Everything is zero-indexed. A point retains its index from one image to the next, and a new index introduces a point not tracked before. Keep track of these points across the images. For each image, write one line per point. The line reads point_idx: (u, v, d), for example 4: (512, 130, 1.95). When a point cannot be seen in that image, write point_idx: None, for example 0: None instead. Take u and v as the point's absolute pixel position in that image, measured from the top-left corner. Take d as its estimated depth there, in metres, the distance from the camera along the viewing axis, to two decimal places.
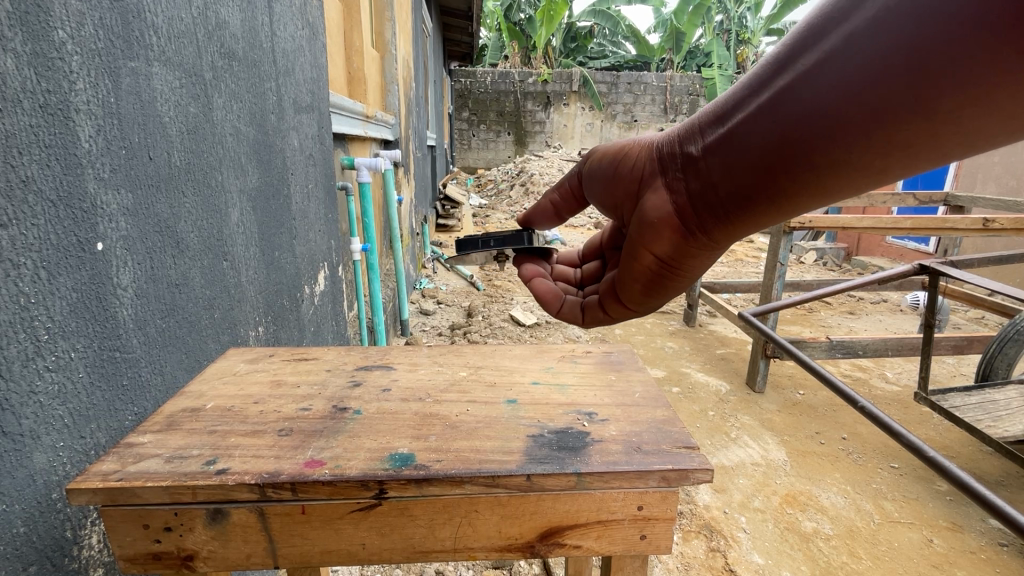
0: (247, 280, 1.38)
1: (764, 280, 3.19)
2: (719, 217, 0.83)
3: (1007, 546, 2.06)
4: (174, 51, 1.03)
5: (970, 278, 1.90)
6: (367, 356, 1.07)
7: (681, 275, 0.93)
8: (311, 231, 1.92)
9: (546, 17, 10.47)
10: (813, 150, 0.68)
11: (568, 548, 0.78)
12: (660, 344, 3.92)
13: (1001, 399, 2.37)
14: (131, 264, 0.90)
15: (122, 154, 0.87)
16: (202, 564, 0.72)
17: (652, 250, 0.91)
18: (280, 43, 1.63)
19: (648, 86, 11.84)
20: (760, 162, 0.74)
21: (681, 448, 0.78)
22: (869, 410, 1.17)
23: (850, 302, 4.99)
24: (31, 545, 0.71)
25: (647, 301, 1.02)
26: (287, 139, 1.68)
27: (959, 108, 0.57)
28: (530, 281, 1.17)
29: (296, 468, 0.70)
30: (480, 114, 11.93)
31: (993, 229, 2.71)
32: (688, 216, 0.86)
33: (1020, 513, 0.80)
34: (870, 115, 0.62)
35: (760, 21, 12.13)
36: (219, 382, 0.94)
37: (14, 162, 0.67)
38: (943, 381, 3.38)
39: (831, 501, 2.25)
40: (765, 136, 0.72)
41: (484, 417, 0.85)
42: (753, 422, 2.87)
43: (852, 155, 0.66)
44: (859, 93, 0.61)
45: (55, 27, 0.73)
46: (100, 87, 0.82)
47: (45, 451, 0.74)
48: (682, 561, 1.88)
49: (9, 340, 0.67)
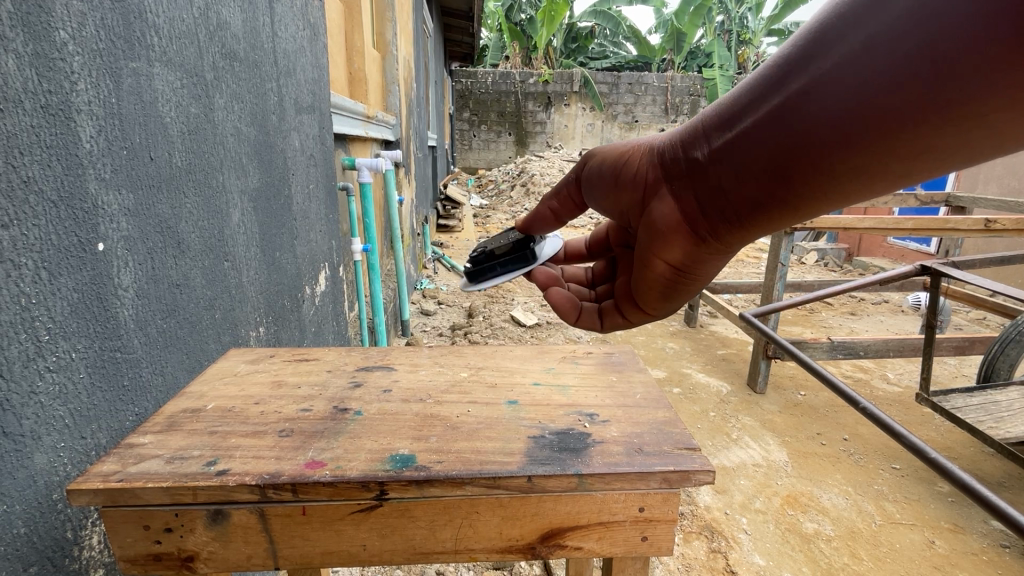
0: (248, 280, 1.37)
1: (765, 281, 3.19)
2: (731, 222, 0.83)
3: (1009, 547, 2.05)
4: (175, 51, 1.03)
5: (973, 278, 1.90)
6: (368, 357, 1.07)
7: (695, 278, 0.94)
8: (311, 231, 1.91)
9: (547, 18, 10.47)
10: (827, 156, 0.68)
11: (569, 550, 0.77)
12: (660, 345, 3.91)
13: (1003, 401, 2.37)
14: (132, 264, 0.90)
15: (122, 155, 0.87)
16: (202, 566, 0.72)
17: (665, 255, 0.92)
18: (281, 43, 1.63)
19: (648, 86, 11.84)
20: (773, 167, 0.74)
21: (682, 449, 0.78)
22: (870, 411, 1.16)
23: (852, 303, 4.99)
24: (31, 546, 0.71)
25: (663, 306, 1.03)
26: (287, 140, 1.68)
27: (977, 114, 0.56)
28: (547, 290, 1.16)
29: (296, 470, 0.70)
30: (481, 114, 11.93)
31: (994, 230, 2.70)
32: (700, 221, 0.86)
33: (1019, 513, 0.80)
34: (881, 122, 0.62)
35: (762, 22, 12.13)
36: (220, 383, 0.94)
37: (15, 163, 0.67)
38: (944, 382, 3.37)
39: (832, 502, 2.24)
40: (777, 142, 0.72)
41: (484, 419, 0.84)
42: (754, 423, 2.87)
43: (867, 160, 0.65)
44: (874, 100, 0.61)
45: (56, 28, 0.73)
46: (102, 87, 0.82)
47: (45, 452, 0.74)
48: (683, 563, 1.88)
49: (9, 340, 0.67)
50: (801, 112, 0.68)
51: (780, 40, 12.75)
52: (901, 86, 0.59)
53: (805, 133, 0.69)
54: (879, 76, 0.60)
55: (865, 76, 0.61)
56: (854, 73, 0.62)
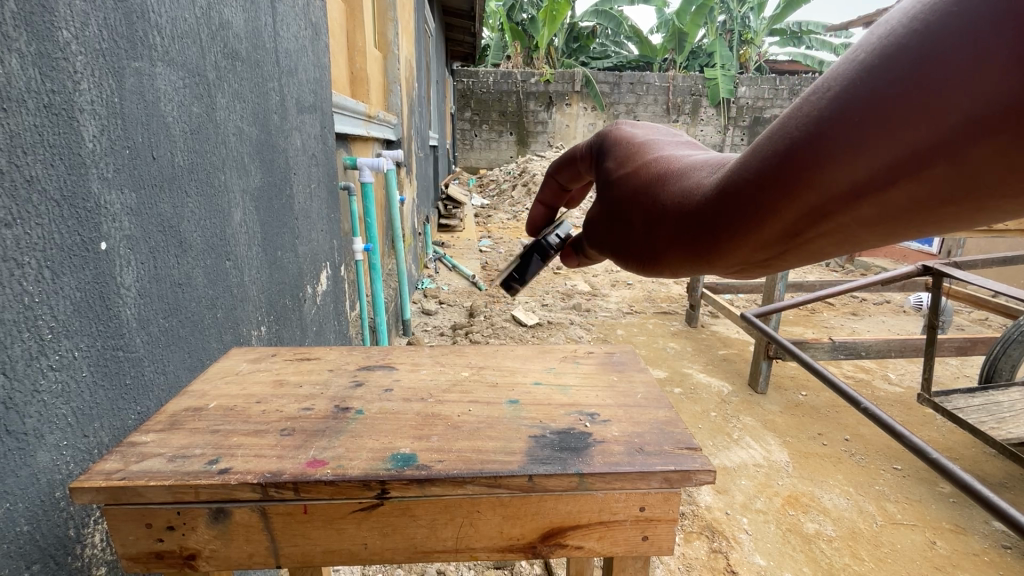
0: (250, 280, 1.38)
1: (767, 281, 3.18)
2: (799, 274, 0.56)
3: (1011, 548, 2.05)
4: (178, 52, 1.03)
5: (976, 279, 1.88)
6: (369, 356, 1.07)
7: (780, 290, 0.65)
8: (313, 231, 1.92)
9: (550, 17, 10.47)
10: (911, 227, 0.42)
11: (570, 549, 0.77)
12: (661, 345, 3.91)
13: (1005, 401, 2.36)
14: (134, 263, 0.90)
15: (126, 154, 0.88)
16: (203, 564, 0.72)
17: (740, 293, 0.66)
18: (284, 43, 1.63)
19: (650, 86, 11.83)
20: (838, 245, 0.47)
21: (684, 449, 0.78)
22: (871, 412, 1.16)
23: (853, 303, 4.98)
24: (34, 544, 0.71)
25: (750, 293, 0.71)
26: (290, 140, 1.69)
27: None
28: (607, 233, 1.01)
29: (297, 468, 0.70)
30: (482, 114, 11.93)
31: (997, 230, 2.70)
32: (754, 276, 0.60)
33: (1021, 514, 0.79)
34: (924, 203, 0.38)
35: (764, 22, 12.11)
36: (221, 382, 0.94)
37: (19, 162, 0.68)
38: (946, 383, 3.37)
39: (833, 503, 2.24)
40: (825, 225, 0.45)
41: (485, 418, 0.84)
42: (755, 423, 2.86)
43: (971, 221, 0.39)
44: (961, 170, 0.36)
45: (60, 27, 0.74)
46: (105, 87, 0.83)
47: (48, 450, 0.74)
48: (683, 563, 1.88)
49: (13, 340, 0.68)
50: (800, 201, 0.45)
51: (782, 40, 12.73)
52: (938, 153, 0.36)
53: (820, 228, 0.46)
54: (900, 142, 0.38)
55: (878, 146, 0.39)
56: (863, 145, 0.39)
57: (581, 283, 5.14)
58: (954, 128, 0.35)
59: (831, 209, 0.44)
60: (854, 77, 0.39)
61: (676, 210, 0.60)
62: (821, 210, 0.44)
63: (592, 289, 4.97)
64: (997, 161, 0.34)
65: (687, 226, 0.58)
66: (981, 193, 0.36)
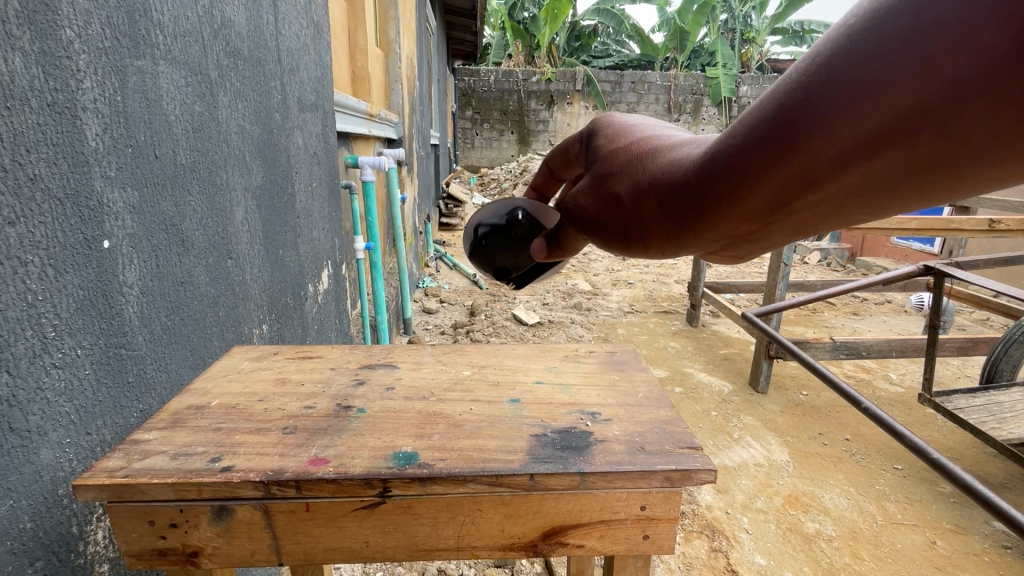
0: (252, 278, 1.38)
1: (768, 280, 3.17)
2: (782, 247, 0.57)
3: (1011, 549, 2.05)
4: (181, 49, 1.04)
5: (977, 278, 1.88)
6: (371, 355, 1.07)
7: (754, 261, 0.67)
8: (315, 229, 1.92)
9: (551, 16, 10.47)
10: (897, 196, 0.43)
11: (571, 547, 0.78)
12: (662, 345, 3.90)
13: (1006, 401, 2.35)
14: (137, 262, 0.91)
15: (128, 153, 0.88)
16: (206, 561, 0.72)
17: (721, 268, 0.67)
18: (286, 41, 1.63)
19: (652, 85, 11.81)
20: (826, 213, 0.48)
21: (685, 449, 0.78)
22: (873, 412, 1.16)
23: (855, 303, 4.97)
24: (37, 541, 0.71)
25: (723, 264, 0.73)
26: (292, 139, 1.69)
27: None
28: None
29: (300, 466, 0.70)
30: (483, 113, 11.91)
31: (998, 230, 2.69)
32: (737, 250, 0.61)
33: (1022, 514, 0.79)
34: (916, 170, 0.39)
35: (766, 21, 12.07)
36: (224, 380, 0.94)
37: (22, 160, 0.68)
38: (947, 383, 3.36)
39: (833, 503, 2.24)
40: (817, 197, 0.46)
41: (487, 417, 0.85)
42: (756, 423, 2.86)
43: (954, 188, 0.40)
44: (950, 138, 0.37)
45: (63, 26, 0.74)
46: (108, 85, 0.83)
47: (51, 447, 0.74)
48: (684, 562, 1.88)
49: (16, 337, 0.68)
50: (790, 169, 0.45)
51: (784, 39, 12.71)
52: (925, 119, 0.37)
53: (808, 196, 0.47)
54: (891, 106, 0.38)
55: (870, 111, 0.39)
56: (852, 111, 0.40)
57: (582, 283, 5.13)
58: (942, 92, 0.35)
59: (820, 177, 0.44)
60: (845, 41, 0.39)
61: (663, 184, 0.60)
62: (810, 179, 0.45)
63: (592, 289, 4.97)
64: (984, 126, 0.35)
65: (676, 199, 0.58)
66: (967, 159, 0.37)
